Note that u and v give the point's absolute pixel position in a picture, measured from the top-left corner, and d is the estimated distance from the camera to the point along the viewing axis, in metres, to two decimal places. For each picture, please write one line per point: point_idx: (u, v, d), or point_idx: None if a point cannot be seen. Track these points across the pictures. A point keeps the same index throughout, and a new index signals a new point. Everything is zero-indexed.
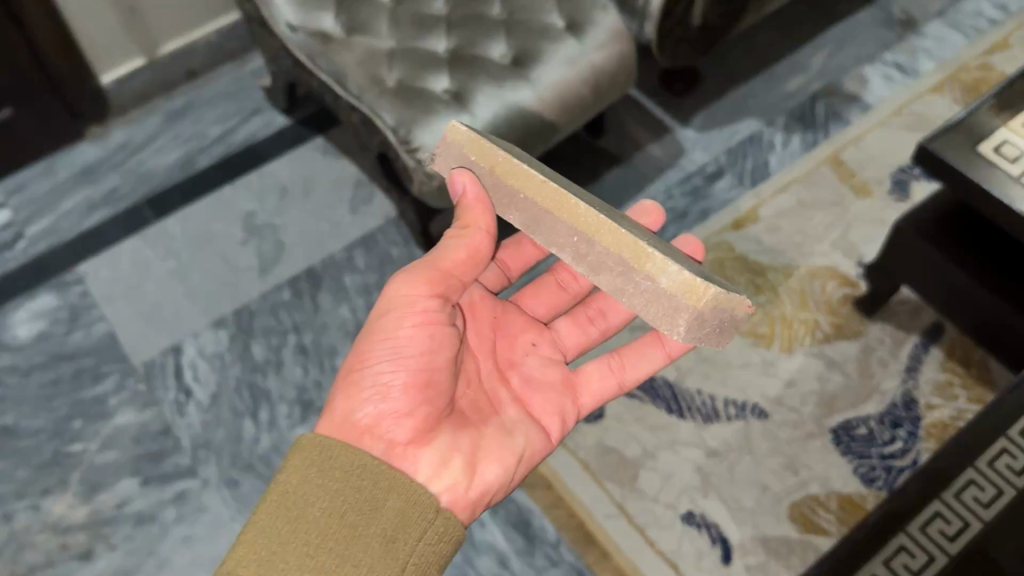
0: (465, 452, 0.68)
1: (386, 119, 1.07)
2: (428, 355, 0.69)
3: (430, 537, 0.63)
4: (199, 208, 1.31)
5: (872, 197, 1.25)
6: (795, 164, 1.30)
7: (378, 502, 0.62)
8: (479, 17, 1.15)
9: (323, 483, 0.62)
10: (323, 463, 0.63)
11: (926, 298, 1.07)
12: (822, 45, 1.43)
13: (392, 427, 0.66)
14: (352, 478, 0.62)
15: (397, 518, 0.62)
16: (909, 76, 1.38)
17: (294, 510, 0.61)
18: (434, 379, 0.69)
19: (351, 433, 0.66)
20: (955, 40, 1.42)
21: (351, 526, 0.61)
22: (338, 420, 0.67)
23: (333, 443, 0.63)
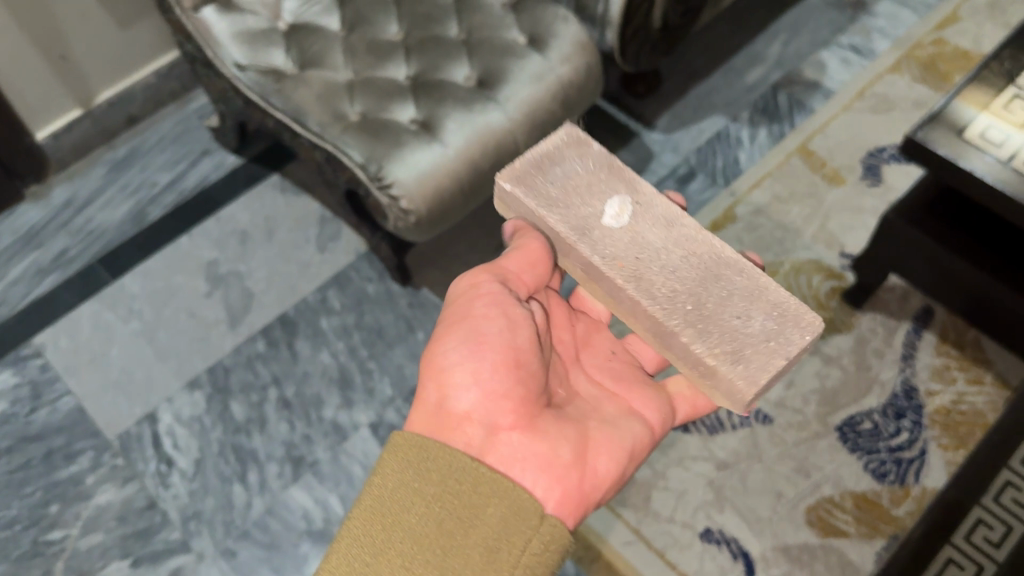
0: (572, 441, 0.66)
1: (353, 156, 1.02)
2: (513, 336, 0.66)
3: (536, 547, 0.58)
4: (157, 262, 1.25)
5: (846, 184, 1.25)
6: (765, 158, 1.29)
7: (477, 509, 0.59)
8: (438, 40, 1.10)
9: (418, 488, 0.59)
10: (417, 465, 0.60)
11: (916, 284, 1.05)
12: (776, 33, 1.41)
13: (489, 412, 0.65)
14: (449, 484, 0.59)
15: (499, 526, 0.59)
16: (866, 58, 1.38)
17: (389, 517, 0.59)
18: (528, 360, 0.67)
19: (443, 425, 0.64)
20: (906, 17, 1.42)
21: (449, 533, 0.58)
22: (429, 410, 0.66)
23: (428, 443, 0.61)
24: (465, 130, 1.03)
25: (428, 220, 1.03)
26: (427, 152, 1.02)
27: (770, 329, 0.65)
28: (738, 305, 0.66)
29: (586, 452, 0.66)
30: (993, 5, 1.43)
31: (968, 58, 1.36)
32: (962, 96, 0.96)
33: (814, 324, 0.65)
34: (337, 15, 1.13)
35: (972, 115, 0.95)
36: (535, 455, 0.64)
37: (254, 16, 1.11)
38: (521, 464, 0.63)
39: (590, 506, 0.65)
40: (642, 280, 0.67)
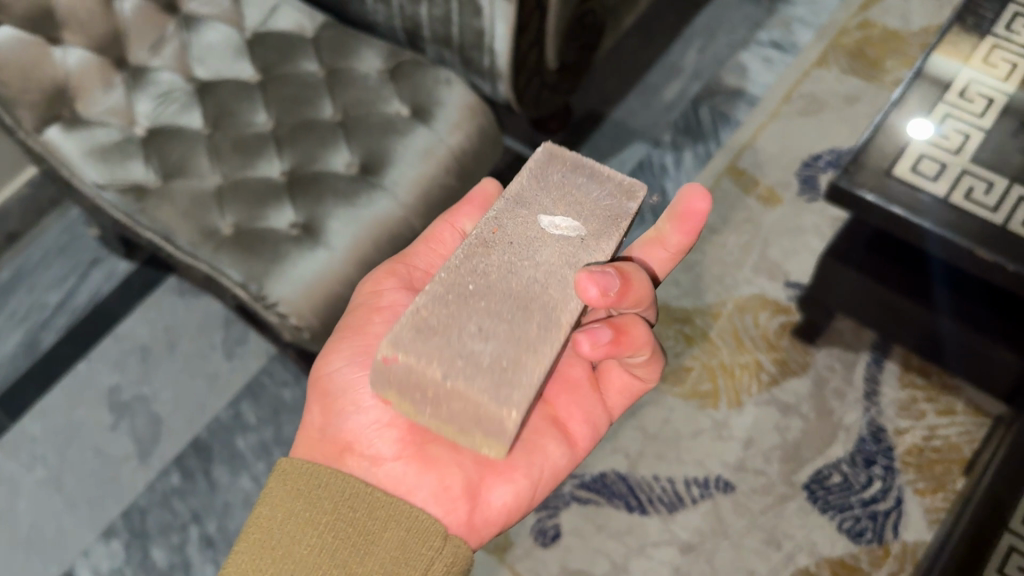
0: (470, 469, 0.65)
1: (231, 276, 0.92)
2: None
3: (438, 569, 0.59)
4: (55, 396, 1.14)
5: (782, 204, 1.15)
6: (694, 184, 1.19)
7: (373, 534, 0.60)
8: (311, 124, 0.99)
9: (309, 517, 0.60)
10: (311, 493, 0.61)
11: (865, 323, 0.97)
12: (690, 40, 1.31)
13: (376, 440, 0.65)
14: (341, 508, 0.60)
15: (395, 552, 0.59)
16: (788, 54, 1.28)
17: (286, 545, 0.60)
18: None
19: (335, 446, 0.66)
20: (827, 1, 1.32)
21: (345, 559, 0.59)
22: (321, 434, 0.67)
23: (318, 470, 0.62)
24: (352, 227, 0.94)
25: (324, 332, 0.93)
26: (312, 261, 0.91)
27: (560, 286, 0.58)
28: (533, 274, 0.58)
29: (482, 484, 0.65)
30: None
31: (898, 39, 1.26)
32: (946, 47, 0.88)
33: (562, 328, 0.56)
34: (197, 110, 1.01)
35: (957, 67, 0.87)
36: (423, 485, 0.63)
37: (106, 128, 0.99)
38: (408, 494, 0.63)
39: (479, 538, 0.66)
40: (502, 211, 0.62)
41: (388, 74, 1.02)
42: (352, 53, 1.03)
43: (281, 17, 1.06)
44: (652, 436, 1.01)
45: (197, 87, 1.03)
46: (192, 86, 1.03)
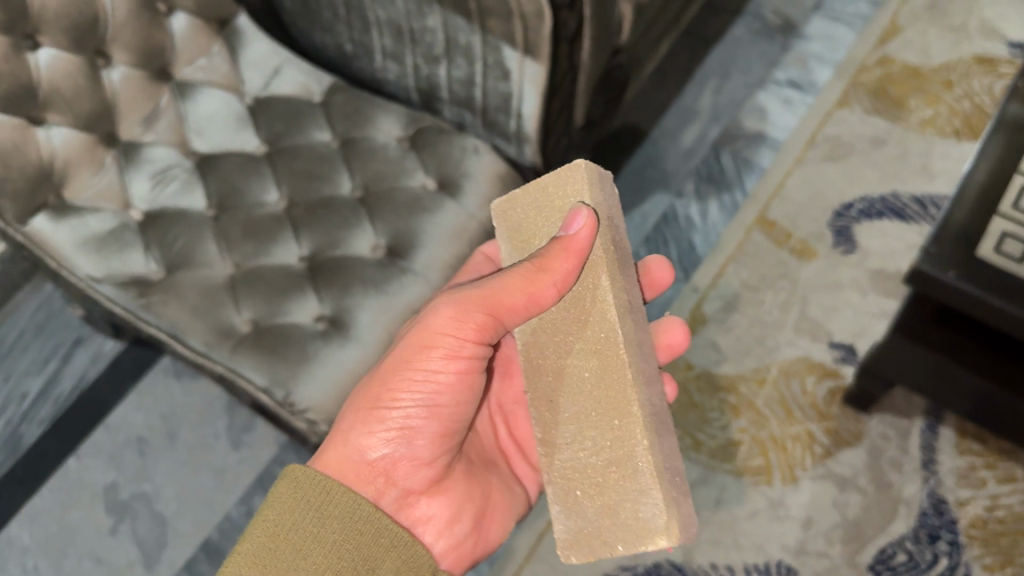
0: (476, 503, 0.71)
1: (252, 380, 0.82)
2: (462, 405, 0.67)
3: None
4: (44, 498, 1.03)
5: (817, 257, 1.10)
6: (723, 237, 1.13)
7: (374, 561, 0.61)
8: (328, 203, 0.91)
9: (317, 532, 0.59)
10: (322, 508, 0.60)
11: (935, 399, 0.91)
12: (704, 80, 1.25)
13: (410, 473, 0.66)
14: (349, 526, 0.60)
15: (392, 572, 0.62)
16: (808, 93, 1.23)
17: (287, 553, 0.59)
18: (456, 425, 0.68)
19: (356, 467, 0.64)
20: (842, 36, 1.27)
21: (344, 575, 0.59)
22: (349, 459, 0.64)
23: (332, 485, 0.61)
24: (383, 319, 0.85)
25: None
26: (343, 362, 0.82)
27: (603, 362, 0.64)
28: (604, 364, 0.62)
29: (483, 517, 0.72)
30: (932, 6, 1.28)
31: (920, 76, 1.22)
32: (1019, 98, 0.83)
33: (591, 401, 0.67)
34: (199, 189, 0.92)
35: None
36: (439, 514, 0.68)
37: (99, 214, 0.89)
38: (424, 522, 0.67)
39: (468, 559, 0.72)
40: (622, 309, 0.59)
41: (408, 142, 0.95)
42: (367, 120, 0.95)
43: (284, 80, 0.98)
44: (705, 519, 0.95)
45: (197, 163, 0.94)
46: (191, 162, 0.93)
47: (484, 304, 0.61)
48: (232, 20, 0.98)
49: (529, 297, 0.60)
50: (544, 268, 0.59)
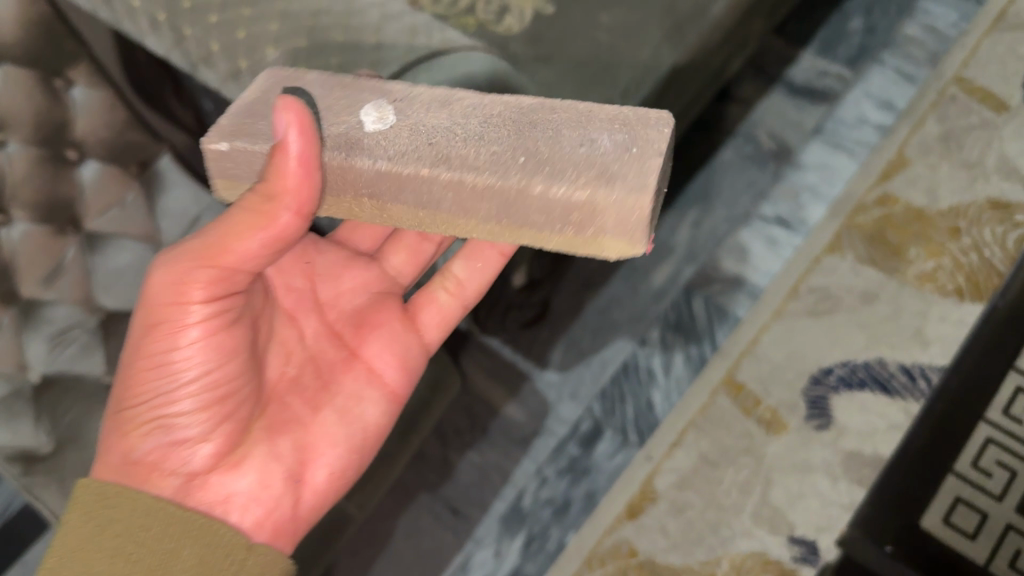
0: (290, 462, 0.62)
1: None
2: (234, 364, 0.59)
3: None
4: None
5: (787, 431, 1.00)
6: (684, 398, 1.03)
7: (169, 554, 0.53)
8: None
9: (97, 547, 0.53)
10: (101, 518, 0.53)
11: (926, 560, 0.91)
12: (684, 210, 1.16)
13: (188, 457, 0.58)
14: (108, 534, 0.53)
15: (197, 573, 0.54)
16: (796, 233, 1.13)
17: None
18: (234, 388, 0.59)
19: (136, 472, 0.57)
20: (842, 165, 1.16)
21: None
22: (115, 463, 0.57)
23: (106, 498, 0.54)
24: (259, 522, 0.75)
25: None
26: None
27: (600, 151, 0.47)
28: (570, 136, 0.48)
29: (303, 465, 0.63)
30: (946, 135, 1.17)
31: (924, 220, 1.11)
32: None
33: (648, 126, 0.48)
34: (99, 353, 0.87)
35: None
36: (239, 491, 0.59)
37: None
38: (225, 504, 0.59)
39: (306, 526, 0.63)
40: (456, 160, 0.49)
41: None
42: None
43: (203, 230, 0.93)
44: None
45: (101, 321, 0.88)
46: (95, 321, 0.88)
47: (218, 257, 0.53)
48: (154, 162, 0.93)
49: (269, 240, 0.52)
50: (266, 196, 0.51)
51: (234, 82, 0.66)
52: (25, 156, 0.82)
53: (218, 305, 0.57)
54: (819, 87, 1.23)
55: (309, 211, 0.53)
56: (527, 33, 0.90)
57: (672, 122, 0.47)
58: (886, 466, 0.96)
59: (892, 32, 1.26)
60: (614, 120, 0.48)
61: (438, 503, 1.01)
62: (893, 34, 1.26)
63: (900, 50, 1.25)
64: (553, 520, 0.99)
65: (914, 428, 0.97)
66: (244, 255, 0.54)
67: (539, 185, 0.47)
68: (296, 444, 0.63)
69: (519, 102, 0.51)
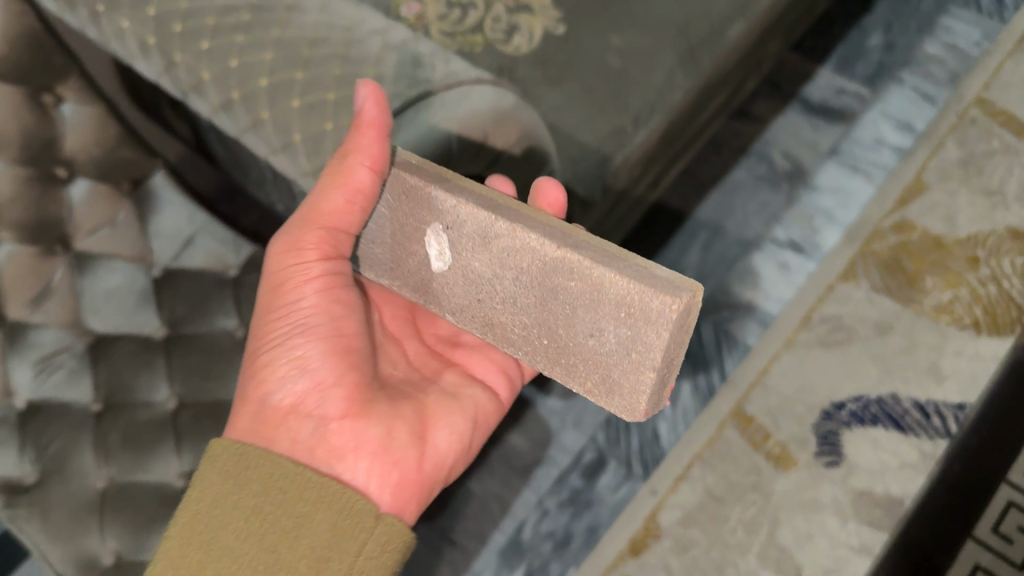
0: (412, 421, 0.62)
1: None
2: (343, 318, 0.61)
3: (371, 548, 0.53)
4: None
5: (796, 467, 0.97)
6: (691, 429, 1.00)
7: (305, 515, 0.53)
8: (218, 409, 0.83)
9: (234, 503, 0.53)
10: (241, 475, 0.54)
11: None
12: (694, 232, 1.13)
13: (320, 402, 0.58)
14: (243, 484, 0.53)
15: (330, 534, 0.52)
16: (809, 258, 1.09)
17: (199, 554, 0.52)
18: (352, 342, 0.61)
19: (273, 417, 0.58)
20: (857, 189, 1.13)
21: (272, 549, 0.52)
22: (253, 411, 0.58)
23: (248, 451, 0.54)
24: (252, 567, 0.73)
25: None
26: None
27: (618, 344, 0.50)
28: (586, 319, 0.51)
29: (426, 427, 0.63)
30: (966, 160, 1.13)
31: (941, 248, 1.07)
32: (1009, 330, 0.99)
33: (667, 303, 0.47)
34: (86, 380, 0.82)
35: None
36: (365, 439, 0.58)
37: None
38: (355, 453, 0.57)
39: (431, 489, 0.63)
40: (496, 317, 0.57)
41: None
42: None
43: (195, 252, 0.89)
44: None
45: (89, 345, 0.84)
46: (83, 345, 0.83)
47: (320, 216, 0.57)
48: (147, 179, 0.90)
49: (348, 196, 0.56)
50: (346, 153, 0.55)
51: (224, 112, 0.62)
52: (12, 174, 0.78)
53: (326, 263, 0.60)
54: (835, 106, 1.19)
55: (383, 167, 0.56)
56: (535, 54, 0.86)
57: (676, 304, 0.46)
58: (919, 505, 0.94)
59: (912, 50, 1.22)
60: (639, 284, 0.48)
61: (435, 535, 0.96)
62: (913, 52, 1.22)
63: (920, 69, 1.21)
64: (554, 555, 0.96)
65: (941, 468, 0.95)
66: (336, 212, 0.57)
67: (581, 343, 0.53)
68: (419, 412, 0.63)
69: (542, 250, 0.51)
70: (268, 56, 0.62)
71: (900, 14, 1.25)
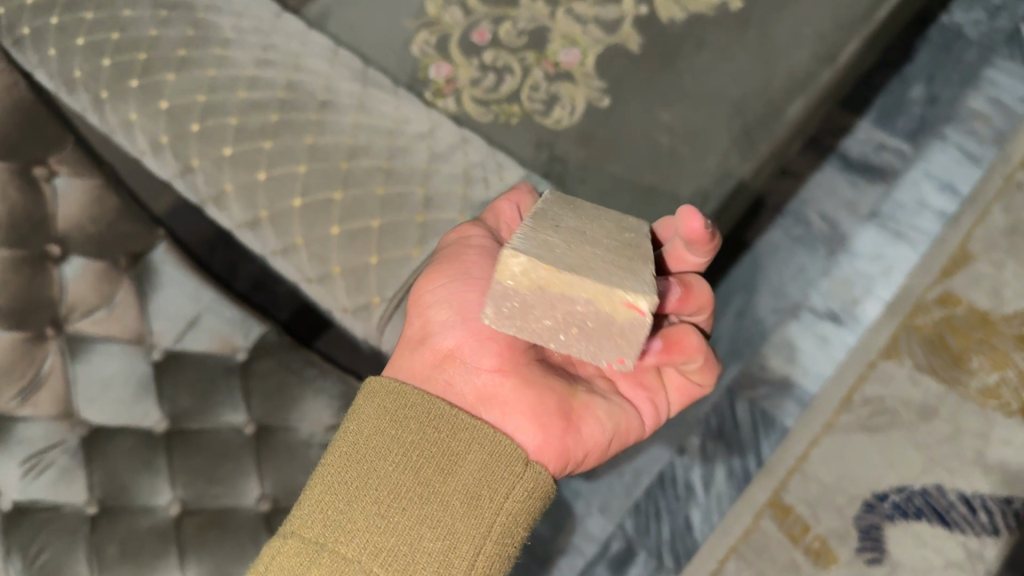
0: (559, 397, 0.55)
1: None
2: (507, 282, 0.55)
3: (518, 493, 0.51)
4: None
5: (836, 564, 0.92)
6: (726, 519, 0.95)
7: (455, 456, 0.51)
8: (223, 519, 0.70)
9: (396, 437, 0.51)
10: (396, 415, 0.52)
11: None
12: (727, 298, 1.07)
13: (476, 352, 0.53)
14: (407, 422, 0.52)
15: (479, 472, 0.50)
16: (848, 329, 1.04)
17: (353, 489, 0.50)
18: None
19: (430, 360, 0.54)
20: (900, 256, 1.07)
21: (425, 485, 0.50)
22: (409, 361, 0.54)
23: (406, 391, 0.52)
24: None
25: None
26: None
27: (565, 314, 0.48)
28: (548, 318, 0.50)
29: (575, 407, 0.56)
30: (1013, 228, 1.08)
31: (988, 325, 1.02)
32: None
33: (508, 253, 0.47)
34: (81, 478, 0.67)
35: None
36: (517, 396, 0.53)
37: None
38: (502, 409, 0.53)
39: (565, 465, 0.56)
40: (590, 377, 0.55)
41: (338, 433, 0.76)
42: (291, 404, 0.76)
43: (199, 334, 0.77)
44: None
45: (82, 438, 0.69)
46: (76, 439, 0.69)
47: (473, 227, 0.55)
48: (146, 255, 0.79)
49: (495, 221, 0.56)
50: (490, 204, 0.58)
51: None
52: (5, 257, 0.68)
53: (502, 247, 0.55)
54: (875, 163, 1.14)
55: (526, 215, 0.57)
56: (579, 129, 0.79)
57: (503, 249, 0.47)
58: None
59: (955, 103, 1.17)
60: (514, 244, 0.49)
61: None
62: (957, 106, 1.17)
63: (964, 124, 1.16)
64: None
65: None
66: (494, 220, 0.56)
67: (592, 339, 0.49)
68: (571, 392, 0.56)
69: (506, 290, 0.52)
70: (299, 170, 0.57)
71: (942, 66, 1.20)
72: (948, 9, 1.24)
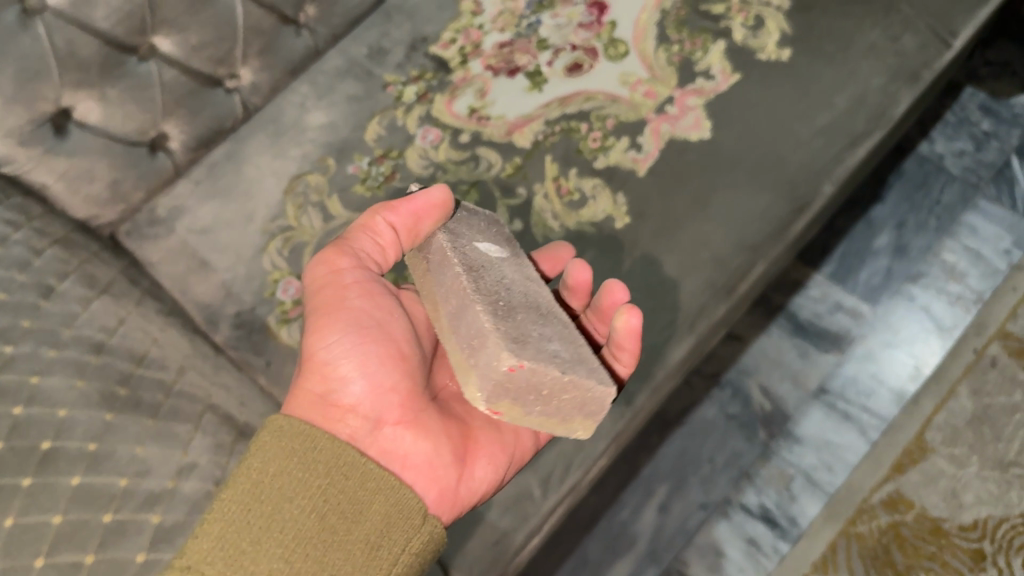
0: (454, 439, 0.58)
1: None
2: (390, 325, 0.56)
3: (413, 546, 0.50)
4: None
5: None
6: None
7: (362, 506, 0.49)
8: None
9: (304, 479, 0.48)
10: (306, 454, 0.49)
11: None
12: (651, 485, 0.95)
13: (379, 403, 0.54)
14: (319, 466, 0.49)
15: (380, 524, 0.49)
16: (782, 534, 0.92)
17: (260, 527, 0.46)
18: (408, 349, 0.56)
19: (328, 415, 0.53)
20: (847, 445, 0.95)
21: (333, 532, 0.48)
22: (309, 402, 0.53)
23: (318, 432, 0.50)
24: None
25: None
26: None
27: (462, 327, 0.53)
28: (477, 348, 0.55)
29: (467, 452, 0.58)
30: (978, 416, 0.95)
31: (940, 537, 0.90)
32: None
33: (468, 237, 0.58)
34: None
35: None
36: (417, 450, 0.55)
37: None
38: (403, 458, 0.54)
39: (458, 510, 0.58)
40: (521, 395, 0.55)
41: None
42: None
43: None
44: None
45: None
46: None
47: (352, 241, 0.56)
48: None
49: (375, 243, 0.56)
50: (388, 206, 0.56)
51: None
52: None
53: (374, 281, 0.56)
54: (828, 328, 1.01)
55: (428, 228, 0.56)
56: None
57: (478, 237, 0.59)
58: None
59: (927, 255, 1.04)
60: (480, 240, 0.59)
61: None
62: (929, 258, 1.04)
63: (935, 281, 1.02)
64: None
65: None
66: (375, 247, 0.56)
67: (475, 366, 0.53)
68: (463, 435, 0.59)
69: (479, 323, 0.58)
70: (53, 521, 0.46)
71: (916, 208, 1.07)
72: (929, 137, 1.11)
